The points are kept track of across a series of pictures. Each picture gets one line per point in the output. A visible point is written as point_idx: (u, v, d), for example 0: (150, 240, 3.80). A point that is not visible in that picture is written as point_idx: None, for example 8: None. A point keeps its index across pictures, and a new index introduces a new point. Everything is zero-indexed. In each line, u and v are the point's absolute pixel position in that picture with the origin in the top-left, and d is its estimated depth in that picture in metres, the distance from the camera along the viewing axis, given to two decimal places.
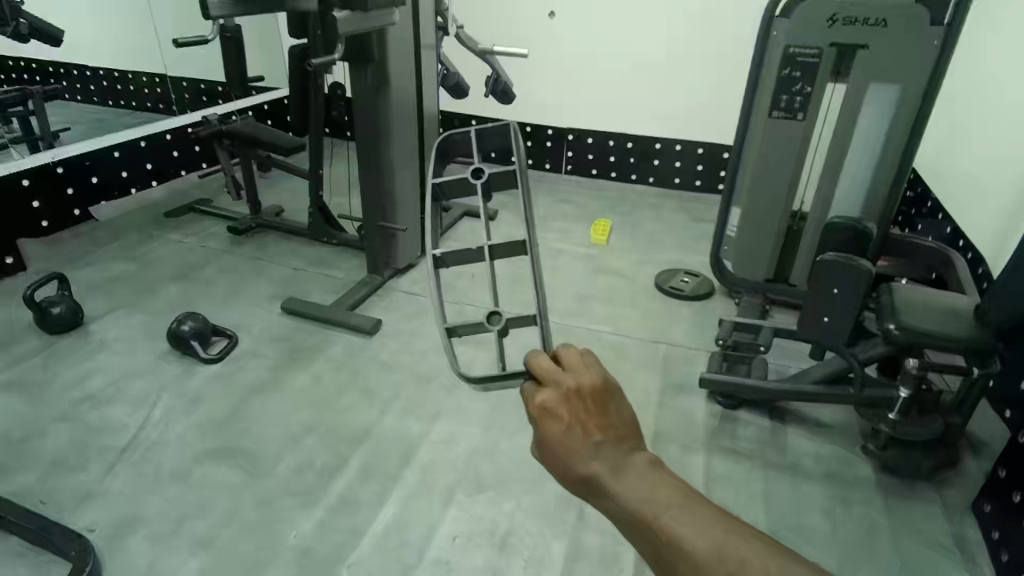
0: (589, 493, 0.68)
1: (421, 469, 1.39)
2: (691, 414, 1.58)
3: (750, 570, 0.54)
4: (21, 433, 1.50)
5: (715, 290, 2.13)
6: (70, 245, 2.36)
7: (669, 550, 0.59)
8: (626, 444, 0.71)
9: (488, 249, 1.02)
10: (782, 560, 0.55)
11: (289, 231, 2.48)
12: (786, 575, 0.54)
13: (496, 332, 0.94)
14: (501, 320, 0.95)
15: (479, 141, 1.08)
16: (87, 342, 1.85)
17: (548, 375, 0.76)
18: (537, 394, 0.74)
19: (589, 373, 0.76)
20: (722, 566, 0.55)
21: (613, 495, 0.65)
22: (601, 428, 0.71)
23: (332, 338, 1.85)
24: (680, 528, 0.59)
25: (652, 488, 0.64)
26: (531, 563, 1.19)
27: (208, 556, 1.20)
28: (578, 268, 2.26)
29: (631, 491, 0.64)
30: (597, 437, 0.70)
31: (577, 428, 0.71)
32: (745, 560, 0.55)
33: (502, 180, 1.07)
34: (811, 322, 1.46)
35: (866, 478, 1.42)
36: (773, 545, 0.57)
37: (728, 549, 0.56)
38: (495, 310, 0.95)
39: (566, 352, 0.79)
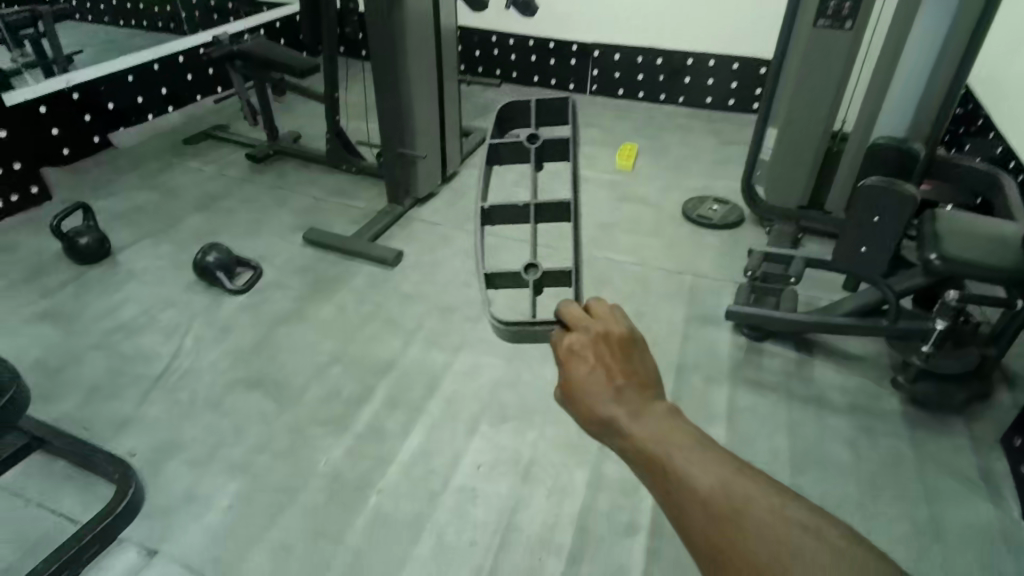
0: (602, 431, 0.66)
1: (445, 400, 1.41)
2: (716, 346, 1.56)
3: (756, 508, 0.56)
4: (59, 362, 1.55)
5: (744, 218, 2.05)
6: (92, 174, 2.35)
7: (679, 489, 0.59)
8: (648, 390, 0.68)
9: (535, 206, 0.92)
10: (787, 502, 0.57)
11: (308, 159, 2.43)
12: (789, 515, 0.56)
13: (532, 286, 0.87)
14: (538, 273, 0.87)
15: (539, 111, 1.01)
16: (115, 272, 1.88)
17: (578, 321, 0.73)
18: (564, 337, 0.71)
19: (618, 323, 0.72)
20: (729, 504, 0.57)
21: (627, 434, 0.64)
22: (624, 373, 0.68)
23: (354, 269, 1.85)
24: (691, 468, 0.60)
25: (667, 429, 0.63)
26: (554, 492, 1.22)
27: (244, 481, 1.26)
28: (603, 195, 2.19)
29: (646, 431, 0.63)
30: (620, 381, 0.67)
31: (599, 371, 0.68)
32: (752, 498, 0.57)
33: (558, 151, 0.99)
34: (846, 253, 1.40)
35: (893, 410, 1.40)
36: (774, 483, 0.59)
37: (735, 489, 0.58)
38: (533, 261, 0.87)
39: (596, 302, 0.75)
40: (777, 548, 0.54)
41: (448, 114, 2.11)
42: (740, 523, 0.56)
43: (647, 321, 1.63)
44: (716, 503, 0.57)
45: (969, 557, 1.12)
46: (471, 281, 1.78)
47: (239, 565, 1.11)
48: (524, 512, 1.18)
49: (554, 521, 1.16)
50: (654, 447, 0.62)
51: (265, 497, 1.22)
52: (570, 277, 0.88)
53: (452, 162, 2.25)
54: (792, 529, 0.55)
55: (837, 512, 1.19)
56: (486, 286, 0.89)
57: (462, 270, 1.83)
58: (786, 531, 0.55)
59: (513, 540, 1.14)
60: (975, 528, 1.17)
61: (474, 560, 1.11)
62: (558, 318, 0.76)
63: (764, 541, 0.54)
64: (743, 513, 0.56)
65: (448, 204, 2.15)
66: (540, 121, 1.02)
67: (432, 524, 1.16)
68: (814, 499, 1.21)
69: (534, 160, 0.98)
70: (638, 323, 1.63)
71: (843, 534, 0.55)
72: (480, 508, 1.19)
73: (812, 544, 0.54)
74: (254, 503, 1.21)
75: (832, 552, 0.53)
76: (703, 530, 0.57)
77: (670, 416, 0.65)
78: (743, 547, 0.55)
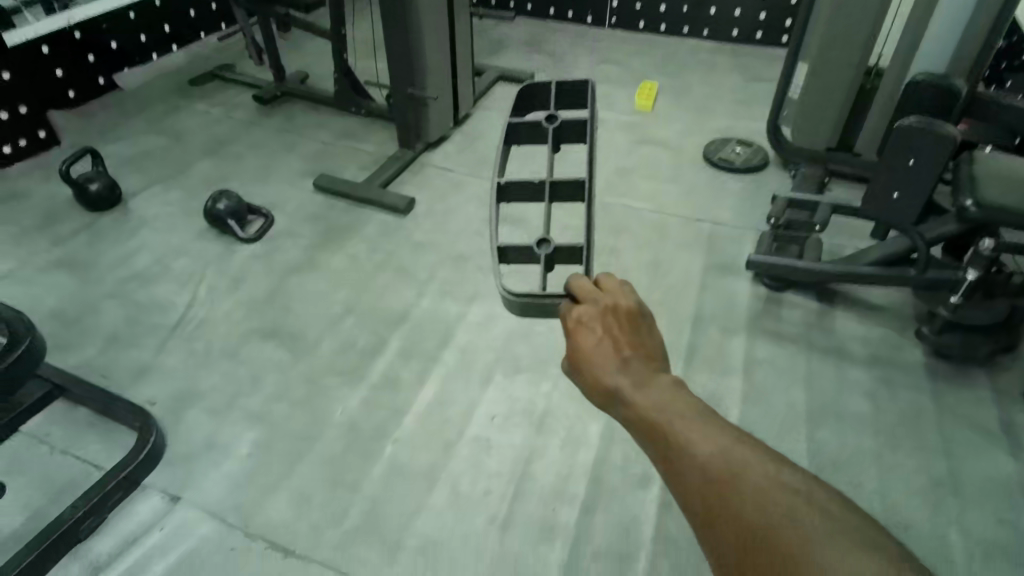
0: (607, 402, 0.69)
1: (459, 350, 1.41)
2: (735, 296, 1.53)
3: (752, 472, 0.58)
4: (77, 311, 1.56)
5: (768, 160, 1.97)
6: (99, 117, 2.30)
7: (680, 455, 0.61)
8: (653, 364, 0.70)
9: (550, 183, 0.91)
10: (783, 468, 0.59)
11: (316, 101, 2.36)
12: (785, 479, 0.58)
13: (543, 263, 0.84)
14: (551, 248, 0.84)
15: (558, 94, 1.02)
16: (127, 219, 1.86)
17: (588, 293, 0.75)
18: (573, 309, 0.74)
19: (626, 297, 0.74)
20: (727, 469, 0.59)
21: (631, 403, 0.66)
22: (631, 345, 0.71)
23: (365, 217, 1.82)
24: (691, 434, 0.62)
25: (669, 399, 0.66)
26: (568, 443, 1.22)
27: (262, 429, 1.27)
28: (621, 138, 2.11)
29: (650, 400, 0.66)
30: (626, 353, 0.69)
31: (607, 343, 0.71)
32: (749, 464, 0.59)
33: (576, 132, 0.98)
34: (877, 199, 1.34)
35: (915, 362, 1.37)
36: (771, 451, 0.61)
37: (733, 455, 0.60)
38: (546, 237, 0.85)
39: (605, 276, 0.77)
40: (774, 508, 0.55)
41: (460, 52, 2.02)
42: (737, 484, 0.57)
43: (664, 271, 1.59)
44: (714, 467, 0.59)
45: (985, 510, 1.11)
46: (484, 229, 1.75)
47: (261, 511, 1.14)
48: (538, 463, 1.19)
49: (568, 472, 1.17)
50: (656, 415, 0.64)
51: (283, 446, 1.24)
52: (582, 253, 0.85)
53: (464, 103, 2.17)
54: (787, 492, 0.56)
55: (854, 465, 1.18)
56: (499, 262, 0.86)
57: (476, 218, 1.79)
58: (782, 493, 0.56)
59: (528, 490, 1.15)
60: (993, 482, 1.16)
61: (489, 509, 1.12)
62: (568, 291, 0.77)
63: (761, 501, 0.56)
64: (740, 476, 0.58)
65: (460, 148, 2.09)
66: (558, 106, 1.03)
67: (447, 474, 1.18)
68: (830, 451, 1.20)
69: (553, 139, 0.97)
70: (656, 273, 1.59)
71: (835, 498, 0.56)
72: (495, 458, 1.20)
73: (806, 505, 0.55)
74: (273, 451, 1.23)
75: (825, 513, 0.55)
76: (703, 494, 0.58)
77: (673, 387, 0.67)
78: (739, 507, 0.56)
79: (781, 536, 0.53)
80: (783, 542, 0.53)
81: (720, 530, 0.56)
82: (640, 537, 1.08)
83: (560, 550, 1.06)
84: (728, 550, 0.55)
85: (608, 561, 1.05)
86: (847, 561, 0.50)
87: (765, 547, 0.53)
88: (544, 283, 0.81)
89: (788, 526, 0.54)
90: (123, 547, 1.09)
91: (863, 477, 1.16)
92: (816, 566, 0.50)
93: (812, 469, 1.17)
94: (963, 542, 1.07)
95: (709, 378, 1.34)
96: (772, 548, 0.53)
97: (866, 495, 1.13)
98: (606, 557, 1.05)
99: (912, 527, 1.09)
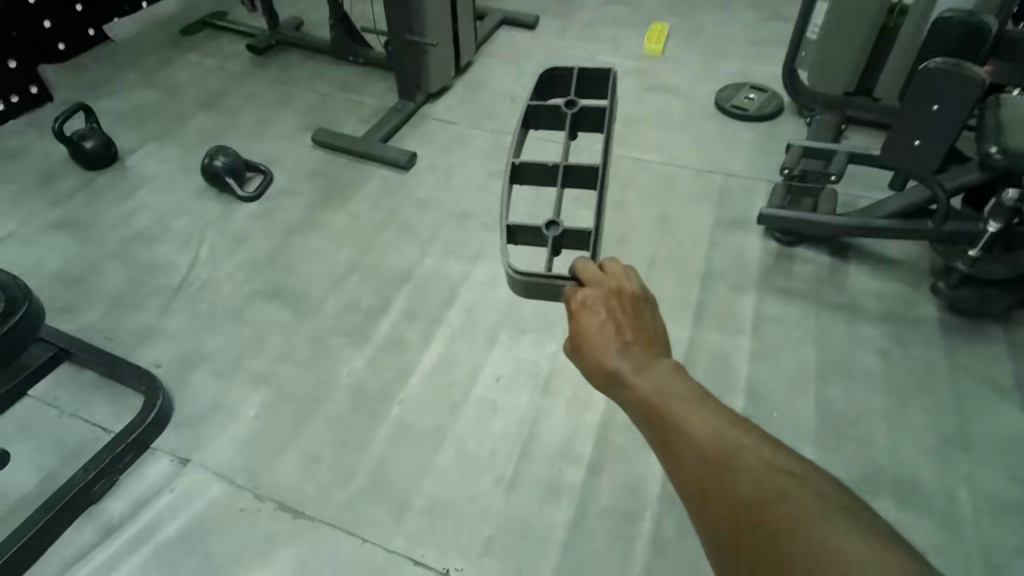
0: (607, 384, 0.71)
1: (464, 310, 1.39)
2: (745, 251, 1.49)
3: (748, 454, 0.60)
4: (79, 273, 1.55)
5: (783, 107, 1.89)
6: (91, 71, 2.23)
7: (678, 436, 0.63)
8: (653, 347, 0.72)
9: (564, 168, 0.97)
10: (777, 452, 0.61)
11: (312, 50, 2.27)
12: (779, 462, 0.60)
13: (552, 242, 0.88)
14: (558, 229, 0.89)
15: (579, 80, 1.10)
16: (124, 178, 1.82)
17: (592, 277, 0.77)
18: (578, 292, 0.76)
19: (630, 282, 0.76)
20: (723, 450, 0.61)
21: (631, 385, 0.68)
22: (633, 329, 0.72)
23: (366, 173, 1.77)
24: (689, 416, 0.64)
25: (669, 381, 0.67)
26: (574, 403, 1.21)
27: (268, 392, 1.27)
28: (630, 85, 2.03)
29: (649, 382, 0.67)
30: (628, 336, 0.71)
31: (609, 325, 0.73)
32: (745, 446, 0.61)
33: (593, 121, 1.07)
34: (897, 148, 1.28)
35: (929, 317, 1.34)
36: (766, 436, 0.63)
37: (729, 437, 0.62)
38: (554, 218, 0.89)
39: (610, 261, 0.79)
40: (769, 485, 0.57)
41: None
42: (734, 464, 0.60)
43: (674, 226, 1.55)
44: (711, 447, 0.61)
45: (995, 466, 1.11)
46: (488, 185, 1.70)
47: (269, 472, 1.15)
48: (544, 423, 1.19)
49: (574, 432, 1.17)
50: (656, 397, 0.66)
51: (288, 408, 1.24)
52: (589, 238, 0.90)
53: (466, 51, 2.08)
54: (780, 471, 0.59)
55: (863, 422, 1.17)
56: (507, 241, 0.91)
57: (479, 173, 1.74)
58: (776, 473, 0.59)
59: (533, 450, 1.15)
60: (1005, 438, 1.14)
61: (495, 469, 1.13)
62: (573, 274, 0.80)
63: (755, 479, 0.58)
64: (736, 456, 0.60)
65: (462, 99, 2.02)
66: (579, 92, 1.11)
67: (453, 434, 1.18)
68: (840, 409, 1.19)
69: (569, 124, 1.05)
70: (664, 228, 1.55)
71: (826, 481, 0.59)
72: (500, 419, 1.20)
73: (799, 483, 0.58)
74: (279, 413, 1.23)
75: (817, 492, 0.57)
76: (700, 474, 0.60)
77: (673, 370, 0.69)
78: (735, 484, 0.58)
79: (777, 512, 0.55)
80: (778, 518, 0.55)
81: (715, 507, 0.58)
82: (645, 497, 1.08)
83: (566, 510, 1.07)
84: (724, 527, 0.57)
85: (614, 520, 1.06)
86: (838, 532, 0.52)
87: (760, 521, 0.55)
88: (549, 266, 0.86)
89: (783, 503, 0.56)
90: (135, 509, 1.11)
91: (872, 434, 1.15)
92: (810, 538, 0.52)
93: (821, 428, 1.16)
94: (971, 499, 1.07)
95: (718, 336, 1.31)
96: (766, 525, 0.55)
97: (875, 453, 1.13)
98: (612, 517, 1.06)
99: (920, 485, 1.08)
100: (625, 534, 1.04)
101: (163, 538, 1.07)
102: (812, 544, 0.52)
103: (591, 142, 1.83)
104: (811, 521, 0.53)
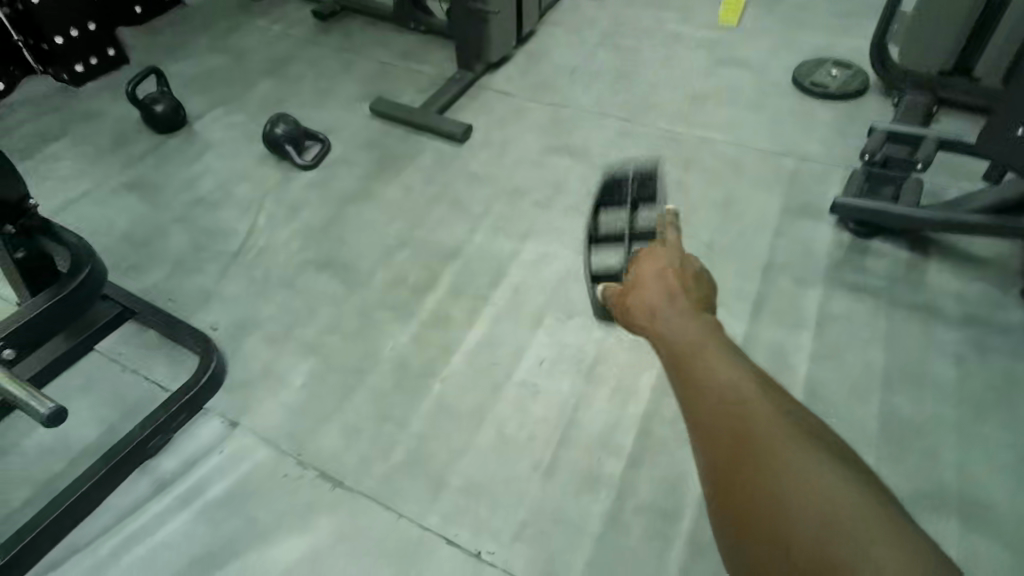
0: (649, 330, 0.75)
1: (511, 290, 1.37)
2: (813, 242, 1.39)
3: (759, 402, 0.61)
4: (147, 234, 1.61)
5: (869, 85, 1.74)
6: (165, 34, 2.29)
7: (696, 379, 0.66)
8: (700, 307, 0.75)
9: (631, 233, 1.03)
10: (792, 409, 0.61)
11: (375, 17, 2.25)
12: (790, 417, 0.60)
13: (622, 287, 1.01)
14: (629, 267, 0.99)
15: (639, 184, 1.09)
16: (191, 142, 1.88)
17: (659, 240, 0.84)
18: (643, 251, 0.83)
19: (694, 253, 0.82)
20: (735, 395, 0.62)
21: (669, 333, 0.72)
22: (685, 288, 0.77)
23: (421, 144, 1.76)
24: (712, 363, 0.67)
25: (704, 333, 0.71)
26: (619, 392, 1.18)
27: (315, 360, 1.29)
28: (700, 58, 1.92)
29: (686, 332, 0.71)
30: (677, 291, 0.76)
31: (663, 276, 0.79)
32: (759, 396, 0.62)
33: None
34: (995, 135, 1.15)
35: (1018, 323, 1.22)
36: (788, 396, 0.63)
37: (745, 386, 0.63)
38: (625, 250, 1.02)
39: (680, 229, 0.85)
40: (771, 432, 0.58)
41: None
42: (741, 407, 0.61)
43: (737, 212, 1.47)
44: (724, 389, 0.63)
45: None
46: (543, 161, 1.65)
47: (313, 440, 1.17)
48: (586, 411, 1.16)
49: (616, 423, 1.14)
50: (688, 346, 0.69)
51: (333, 378, 1.26)
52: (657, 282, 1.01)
53: (529, 20, 2.01)
54: (787, 423, 0.59)
55: (931, 434, 1.09)
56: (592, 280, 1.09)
57: (535, 148, 1.69)
58: (782, 424, 0.59)
59: (574, 438, 1.12)
60: None
61: (533, 454, 1.11)
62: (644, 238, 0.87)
63: (758, 424, 0.59)
64: (745, 402, 0.61)
65: (522, 70, 1.96)
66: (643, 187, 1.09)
67: (493, 416, 1.17)
68: (907, 417, 1.11)
69: (631, 194, 1.08)
70: (726, 213, 1.47)
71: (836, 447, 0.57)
72: (541, 403, 1.18)
73: (803, 439, 0.57)
74: (325, 383, 1.25)
75: (819, 450, 0.56)
76: (707, 413, 0.62)
77: (713, 329, 0.72)
78: (738, 427, 0.59)
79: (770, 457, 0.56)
80: (769, 465, 0.56)
81: (714, 448, 0.60)
82: (687, 495, 1.05)
83: (603, 502, 1.05)
84: (717, 467, 0.59)
85: (652, 516, 1.03)
86: (804, 487, 0.53)
87: (752, 465, 0.57)
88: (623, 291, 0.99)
89: (778, 452, 0.56)
90: (188, 466, 1.16)
91: (941, 447, 1.07)
92: (790, 492, 0.53)
93: (883, 436, 1.09)
94: None
95: (777, 332, 1.24)
96: (757, 469, 0.56)
97: (942, 467, 1.05)
98: (651, 513, 1.03)
99: (990, 506, 1.00)
100: (663, 531, 1.01)
101: (211, 496, 1.12)
102: (773, 492, 0.54)
103: (654, 118, 1.74)
104: (785, 473, 0.54)
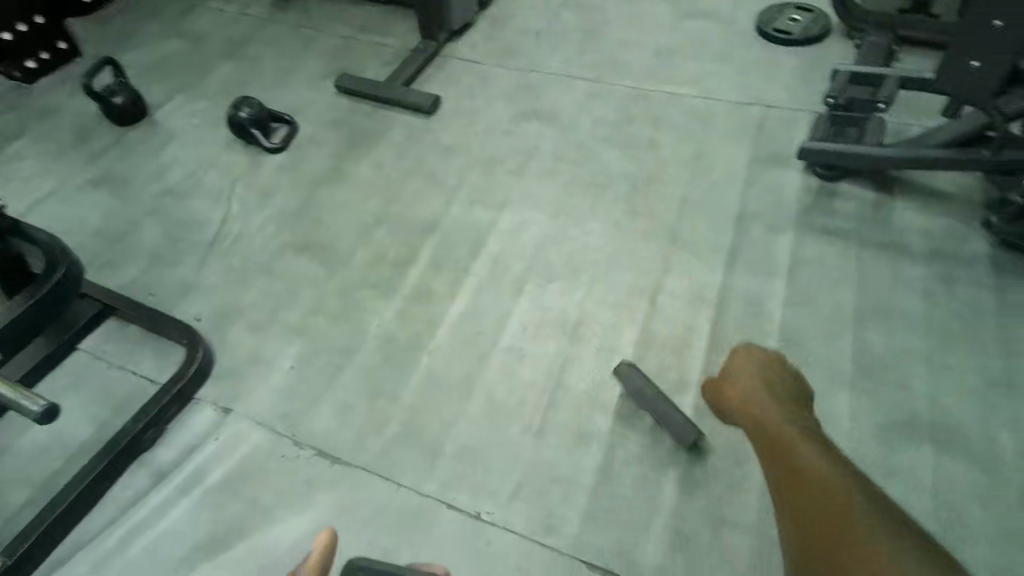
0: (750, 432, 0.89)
1: (491, 259, 1.38)
2: (783, 189, 1.42)
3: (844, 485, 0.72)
4: (119, 229, 1.60)
5: (831, 28, 1.75)
6: (115, 22, 2.22)
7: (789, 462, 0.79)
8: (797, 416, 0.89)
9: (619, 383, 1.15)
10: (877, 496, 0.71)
11: None
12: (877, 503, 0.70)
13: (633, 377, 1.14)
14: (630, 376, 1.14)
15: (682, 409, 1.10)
16: (155, 132, 1.84)
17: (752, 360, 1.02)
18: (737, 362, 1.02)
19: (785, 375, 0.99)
20: (821, 477, 0.74)
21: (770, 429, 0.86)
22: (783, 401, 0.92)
23: (390, 119, 1.74)
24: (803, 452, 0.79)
25: (798, 431, 0.85)
26: (603, 350, 1.21)
27: (302, 344, 1.30)
28: (663, 12, 1.91)
29: (786, 429, 0.85)
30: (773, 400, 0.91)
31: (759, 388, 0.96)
32: (840, 478, 0.73)
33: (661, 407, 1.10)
34: (953, 69, 1.18)
35: (980, 254, 1.27)
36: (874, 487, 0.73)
37: (831, 470, 0.75)
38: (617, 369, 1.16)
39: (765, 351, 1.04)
40: (859, 512, 0.69)
41: None
42: (832, 485, 0.73)
43: (708, 166, 1.49)
44: (811, 471, 0.75)
45: None
46: (513, 128, 1.65)
47: (307, 421, 1.19)
48: (572, 371, 1.19)
49: (602, 380, 1.17)
50: (782, 438, 0.83)
51: (322, 359, 1.27)
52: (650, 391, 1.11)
53: None
54: (873, 507, 0.69)
55: (901, 366, 1.13)
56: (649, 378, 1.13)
57: (505, 116, 1.69)
58: (871, 507, 0.69)
59: (562, 398, 1.16)
60: None
61: (524, 417, 1.14)
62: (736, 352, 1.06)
63: (846, 502, 0.70)
64: (831, 480, 0.73)
65: (486, 36, 1.93)
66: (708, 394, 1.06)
67: (482, 383, 1.20)
68: (879, 352, 1.15)
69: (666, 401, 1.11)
70: (697, 168, 1.49)
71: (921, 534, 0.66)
72: (528, 367, 1.20)
73: (889, 522, 0.67)
74: (314, 364, 1.27)
75: (901, 532, 0.66)
76: (794, 493, 0.75)
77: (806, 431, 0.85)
78: (826, 504, 0.71)
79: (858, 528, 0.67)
80: (859, 535, 0.66)
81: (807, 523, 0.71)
82: (674, 444, 1.09)
83: (594, 457, 1.09)
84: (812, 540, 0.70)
85: (642, 466, 1.07)
86: None
87: (841, 535, 0.68)
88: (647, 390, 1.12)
89: (864, 527, 0.67)
90: (184, 455, 1.18)
91: (911, 377, 1.12)
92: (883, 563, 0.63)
93: (857, 373, 1.13)
94: (1014, 444, 1.03)
95: (752, 280, 1.28)
96: (845, 538, 0.67)
97: (913, 396, 1.10)
98: (640, 463, 1.07)
99: (959, 429, 1.06)
100: (652, 479, 1.05)
101: (210, 482, 1.14)
102: (860, 558, 0.65)
103: (622, 77, 1.74)
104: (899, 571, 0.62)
